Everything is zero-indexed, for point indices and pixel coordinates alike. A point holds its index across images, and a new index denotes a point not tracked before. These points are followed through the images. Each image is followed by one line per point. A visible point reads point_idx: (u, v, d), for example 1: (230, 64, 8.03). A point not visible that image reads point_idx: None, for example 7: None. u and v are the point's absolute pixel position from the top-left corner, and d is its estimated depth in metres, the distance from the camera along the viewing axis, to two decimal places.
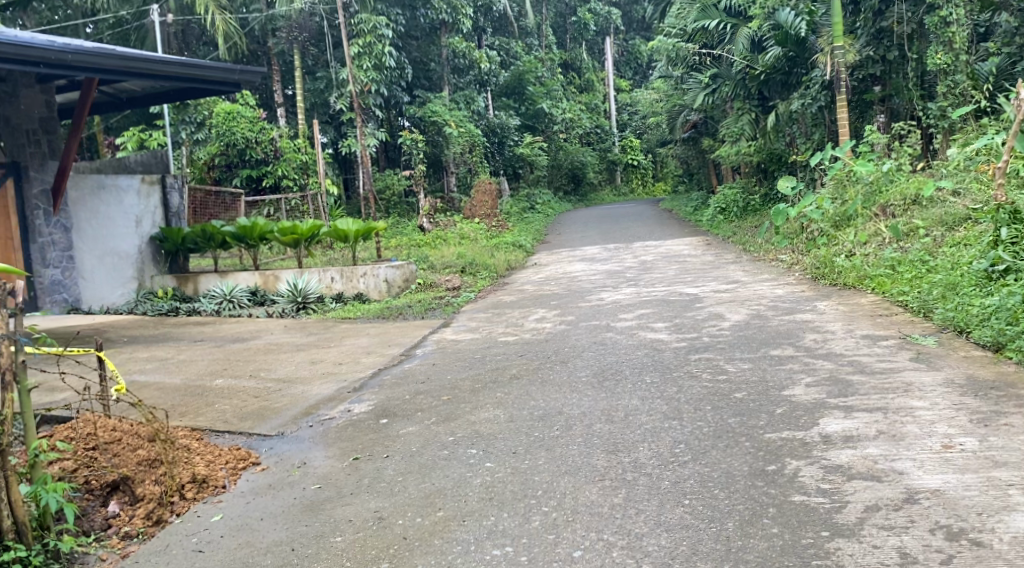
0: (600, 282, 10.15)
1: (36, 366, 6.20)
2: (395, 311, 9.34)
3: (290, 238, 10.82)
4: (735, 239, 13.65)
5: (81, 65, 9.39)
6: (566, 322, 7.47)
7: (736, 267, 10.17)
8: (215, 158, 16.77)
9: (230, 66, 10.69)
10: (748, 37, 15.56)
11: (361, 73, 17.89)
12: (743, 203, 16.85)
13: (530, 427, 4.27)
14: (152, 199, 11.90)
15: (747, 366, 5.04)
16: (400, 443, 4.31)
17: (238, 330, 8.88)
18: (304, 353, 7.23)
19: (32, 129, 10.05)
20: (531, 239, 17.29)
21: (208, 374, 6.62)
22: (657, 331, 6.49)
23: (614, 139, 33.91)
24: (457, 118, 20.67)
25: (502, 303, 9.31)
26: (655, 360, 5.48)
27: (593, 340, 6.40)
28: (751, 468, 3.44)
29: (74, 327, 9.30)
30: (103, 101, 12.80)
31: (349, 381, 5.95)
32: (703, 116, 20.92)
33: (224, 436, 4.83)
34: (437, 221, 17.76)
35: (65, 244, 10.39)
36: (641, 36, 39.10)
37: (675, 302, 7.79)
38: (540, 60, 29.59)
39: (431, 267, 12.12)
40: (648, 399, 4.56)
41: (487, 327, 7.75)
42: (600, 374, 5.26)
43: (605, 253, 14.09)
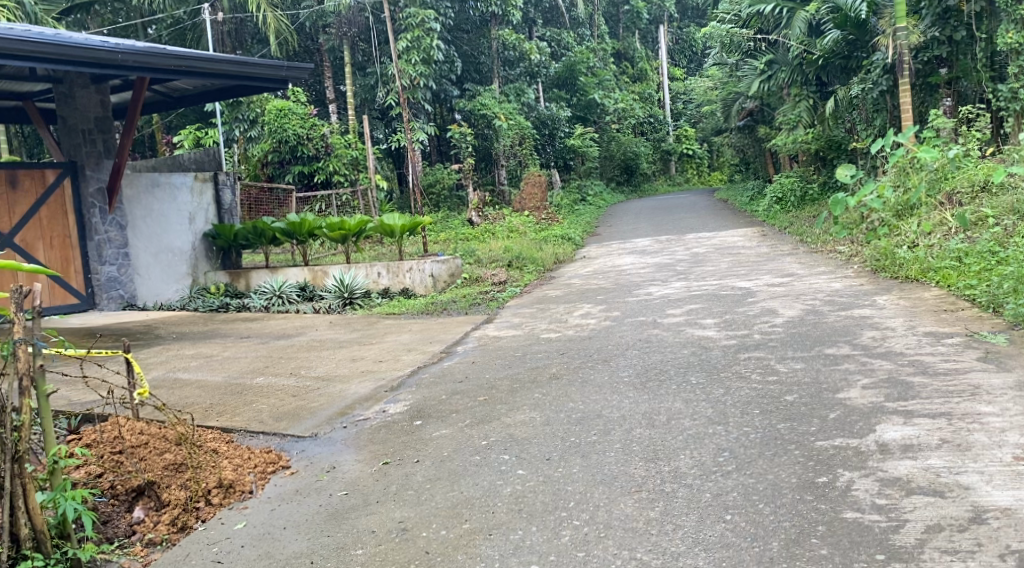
0: (649, 276, 9.88)
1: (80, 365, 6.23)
2: (439, 307, 9.22)
3: (337, 234, 10.76)
4: (792, 229, 13.22)
5: (133, 64, 9.41)
6: (611, 318, 7.24)
7: (791, 260, 9.79)
8: (268, 155, 16.82)
9: (277, 63, 10.64)
10: (806, 21, 14.86)
11: (409, 68, 17.85)
12: (801, 193, 16.35)
13: (566, 431, 4.08)
14: (206, 196, 11.85)
15: (800, 366, 4.76)
16: (432, 447, 4.17)
17: (284, 327, 8.86)
18: (345, 350, 7.14)
19: (89, 129, 10.10)
20: (581, 232, 17.06)
21: (248, 372, 6.57)
22: (706, 327, 6.22)
23: (667, 129, 33.41)
24: (507, 110, 20.54)
25: (548, 298, 9.12)
26: (703, 359, 5.23)
27: (638, 338, 6.16)
28: (800, 480, 3.20)
29: (125, 324, 9.40)
30: (155, 99, 12.91)
31: (387, 380, 5.83)
32: (758, 104, 20.42)
33: (258, 437, 4.75)
34: (487, 214, 17.64)
35: (121, 241, 10.46)
36: (696, 23, 38.33)
37: (726, 297, 7.49)
38: (592, 50, 29.23)
39: (478, 261, 11.98)
40: (692, 402, 4.32)
41: (531, 323, 7.56)
42: (644, 373, 5.03)
43: (656, 246, 13.78)
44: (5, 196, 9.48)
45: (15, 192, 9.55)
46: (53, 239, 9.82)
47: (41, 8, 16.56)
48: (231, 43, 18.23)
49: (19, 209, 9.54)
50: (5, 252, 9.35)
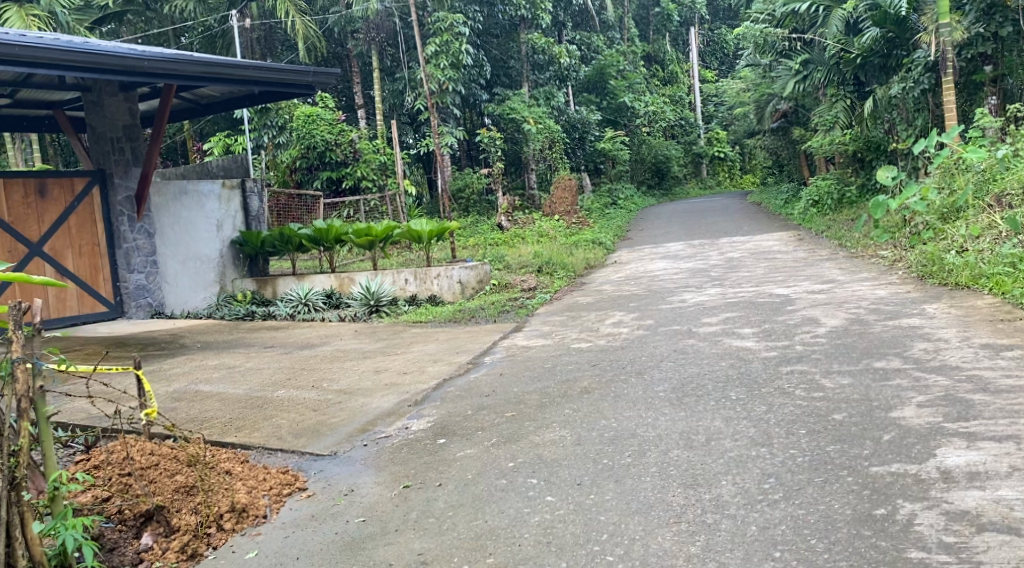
0: (683, 282, 9.58)
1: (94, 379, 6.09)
2: (467, 315, 9.00)
3: (364, 240, 10.62)
4: (830, 233, 12.82)
5: (160, 72, 9.29)
6: (644, 327, 6.96)
7: (831, 265, 9.43)
8: (296, 161, 16.72)
9: (304, 69, 10.49)
10: (843, 20, 14.55)
11: (437, 72, 17.70)
12: (838, 195, 15.94)
13: (598, 452, 3.84)
14: (233, 203, 11.72)
15: (848, 382, 4.45)
16: (456, 469, 3.95)
17: (309, 336, 8.70)
18: (369, 361, 6.94)
19: (117, 137, 10.03)
20: (612, 236, 16.78)
21: (270, 384, 6.40)
22: (744, 337, 5.93)
23: (699, 132, 32.96)
24: (536, 114, 20.32)
25: (578, 305, 8.86)
26: (743, 372, 4.94)
27: (673, 349, 5.88)
28: (855, 512, 2.93)
29: (151, 333, 9.30)
30: (184, 106, 12.85)
31: (411, 393, 5.62)
32: (793, 105, 20.00)
33: (276, 455, 4.56)
34: (516, 219, 17.43)
35: (149, 249, 10.39)
36: (728, 24, 37.84)
37: (764, 305, 7.18)
38: (623, 52, 28.95)
39: (507, 267, 11.75)
40: (732, 420, 4.05)
41: (560, 332, 7.31)
42: (681, 388, 4.76)
43: (690, 250, 13.46)
44: (34, 204, 9.38)
45: (43, 200, 9.45)
46: (82, 247, 9.74)
47: (74, 18, 16.65)
48: (260, 50, 18.24)
49: (48, 217, 9.47)
50: (34, 261, 9.30)
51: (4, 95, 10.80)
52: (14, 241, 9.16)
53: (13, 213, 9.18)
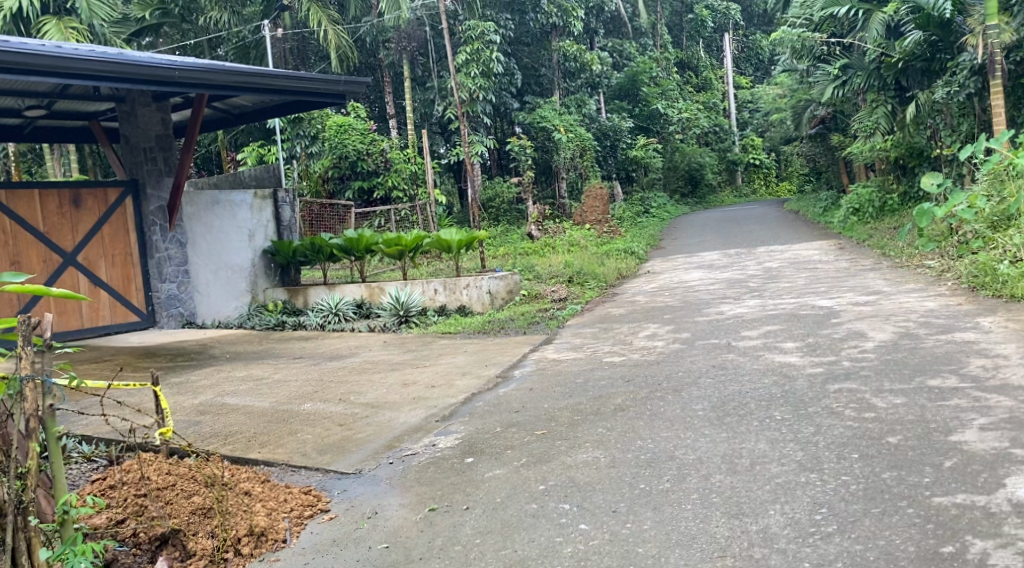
0: (720, 293, 9.30)
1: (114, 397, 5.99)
2: (497, 326, 8.81)
3: (394, 250, 10.50)
4: (872, 242, 12.45)
5: (193, 81, 9.22)
6: (681, 340, 6.72)
7: (873, 275, 9.11)
8: (328, 170, 16.61)
9: (335, 78, 10.40)
10: (884, 23, 14.48)
11: (468, 81, 17.61)
12: (879, 204, 15.55)
13: (635, 475, 3.64)
14: (265, 213, 11.52)
15: (901, 401, 4.19)
16: (484, 491, 3.75)
17: (338, 347, 8.56)
18: (397, 374, 6.77)
19: (150, 146, 9.99)
20: (645, 245, 16.54)
21: (297, 396, 6.25)
22: (787, 352, 5.67)
23: (733, 139, 32.52)
24: (568, 122, 20.14)
25: (611, 317, 8.64)
26: (787, 391, 4.69)
27: (712, 364, 5.64)
28: (919, 549, 2.70)
29: (181, 343, 9.23)
30: (216, 116, 12.84)
31: (440, 408, 5.45)
32: (831, 111, 19.63)
33: (299, 473, 4.41)
34: (547, 227, 17.25)
35: (181, 259, 10.27)
36: (762, 30, 37.41)
37: (806, 317, 6.91)
38: (656, 59, 28.71)
39: (537, 277, 11.55)
40: (778, 443, 3.82)
41: (593, 345, 7.09)
42: (721, 408, 4.53)
43: (726, 260, 13.16)
44: (69, 214, 9.39)
45: (78, 210, 9.45)
46: (114, 257, 9.76)
47: (111, 30, 16.79)
48: (293, 60, 18.29)
49: (82, 226, 9.47)
50: (68, 271, 9.31)
51: (40, 106, 10.85)
52: (49, 251, 9.18)
53: (48, 223, 9.20)
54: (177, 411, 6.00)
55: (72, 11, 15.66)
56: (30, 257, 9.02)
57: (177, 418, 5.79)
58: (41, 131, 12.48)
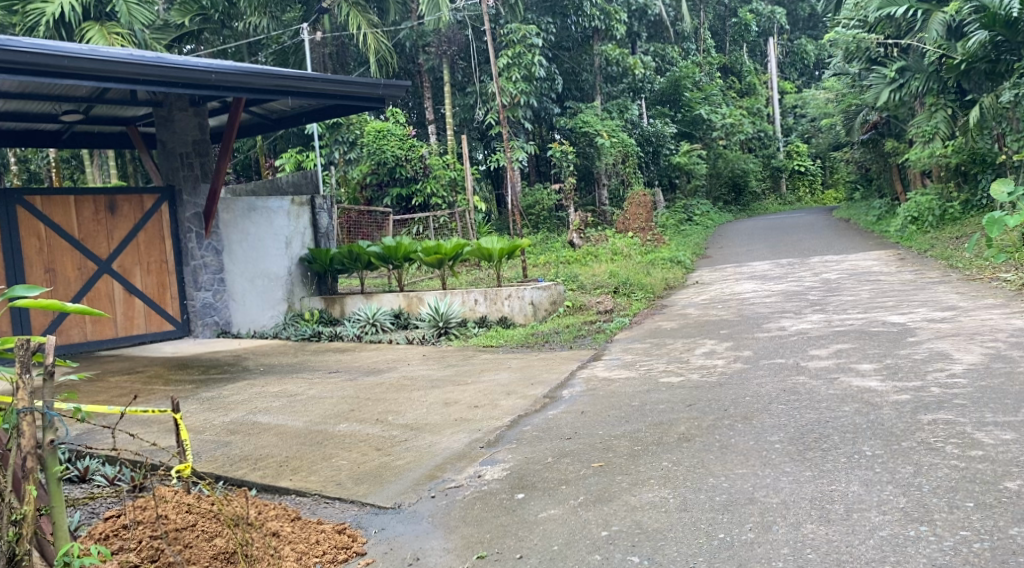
0: (778, 306, 8.78)
1: (129, 424, 5.61)
2: (541, 339, 8.40)
3: (434, 259, 10.11)
4: (935, 253, 11.82)
5: (229, 85, 8.92)
6: (743, 359, 6.24)
7: (944, 289, 8.53)
8: (367, 177, 16.39)
9: (375, 81, 10.01)
10: (944, 23, 13.98)
11: (510, 85, 17.29)
12: (940, 212, 14.87)
13: (711, 522, 3.22)
14: (303, 220, 11.12)
15: (1011, 437, 3.69)
16: (539, 536, 3.33)
17: (375, 360, 8.20)
18: (438, 392, 6.38)
19: (187, 152, 9.74)
20: (691, 254, 16.00)
21: (332, 415, 5.88)
22: (865, 376, 5.19)
23: (778, 145, 31.77)
24: (610, 127, 19.75)
25: (662, 331, 8.17)
26: (873, 421, 4.20)
27: (781, 388, 5.17)
28: None
29: (215, 353, 8.95)
30: (256, 122, 12.59)
31: (484, 432, 5.04)
32: (884, 116, 18.96)
33: (333, 506, 4.04)
34: (589, 235, 16.82)
35: (218, 266, 9.96)
36: (807, 35, 36.53)
37: (879, 335, 6.39)
38: (698, 64, 28.12)
39: (581, 287, 11.11)
40: (874, 486, 3.34)
41: (646, 363, 6.62)
42: (800, 441, 4.06)
43: (779, 270, 12.61)
44: (105, 220, 9.17)
45: (113, 217, 9.23)
46: (150, 265, 9.53)
47: (152, 37, 16.74)
48: (332, 65, 18.08)
49: (118, 235, 9.25)
50: (103, 279, 9.10)
51: (79, 111, 10.69)
52: (84, 258, 8.98)
53: (84, 230, 9.00)
54: (206, 430, 5.66)
55: (115, 17, 15.61)
56: (65, 265, 8.83)
57: (206, 438, 5.45)
58: (80, 136, 12.35)
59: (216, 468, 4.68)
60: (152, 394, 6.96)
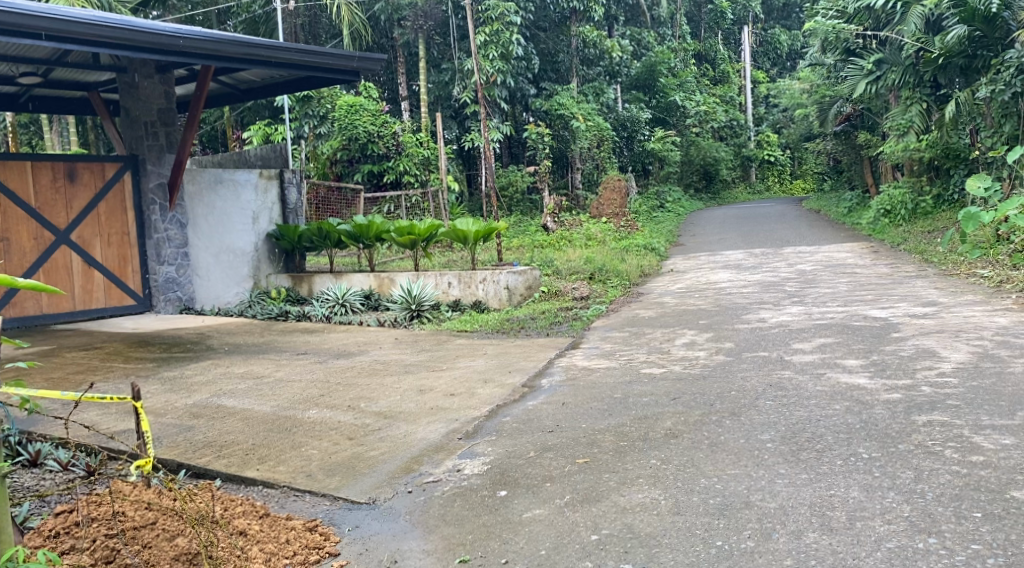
0: (756, 297, 8.68)
1: (81, 406, 5.31)
2: (517, 326, 8.20)
3: (407, 239, 9.84)
4: (909, 247, 11.85)
5: (197, 52, 8.53)
6: (725, 351, 6.11)
7: (922, 284, 8.49)
8: (337, 153, 15.91)
9: (349, 53, 9.67)
10: (922, 16, 13.68)
11: (486, 63, 17.04)
12: (912, 206, 14.99)
13: (707, 529, 3.06)
14: (270, 194, 10.78)
15: (1011, 443, 3.59)
16: (525, 538, 3.16)
17: (346, 342, 7.95)
18: (411, 378, 6.18)
19: (152, 120, 9.34)
20: (665, 242, 15.91)
21: (301, 401, 5.64)
22: (853, 372, 5.08)
23: (749, 134, 31.76)
24: (585, 111, 19.55)
25: (640, 319, 8.02)
26: (867, 422, 4.08)
27: (767, 383, 5.04)
28: None
29: (178, 330, 8.62)
30: (224, 91, 12.17)
31: (461, 423, 4.84)
32: (859, 107, 19.00)
33: (304, 500, 3.83)
34: (563, 220, 16.66)
35: (181, 240, 9.61)
36: (781, 24, 36.59)
37: (862, 330, 6.30)
38: (673, 50, 28.00)
39: (556, 272, 10.93)
40: (874, 491, 3.21)
41: (626, 352, 6.46)
42: (793, 440, 3.91)
43: (753, 260, 12.54)
44: (63, 188, 8.76)
45: (73, 185, 8.82)
46: (111, 237, 9.12)
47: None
48: (303, 36, 17.60)
49: (77, 205, 8.84)
50: (61, 250, 8.71)
51: (37, 73, 10.24)
52: (41, 228, 8.57)
53: (41, 198, 8.58)
54: (167, 413, 5.38)
55: None
56: (20, 234, 8.42)
57: (167, 421, 5.18)
58: (39, 101, 11.86)
59: (178, 455, 4.41)
60: (109, 372, 6.65)
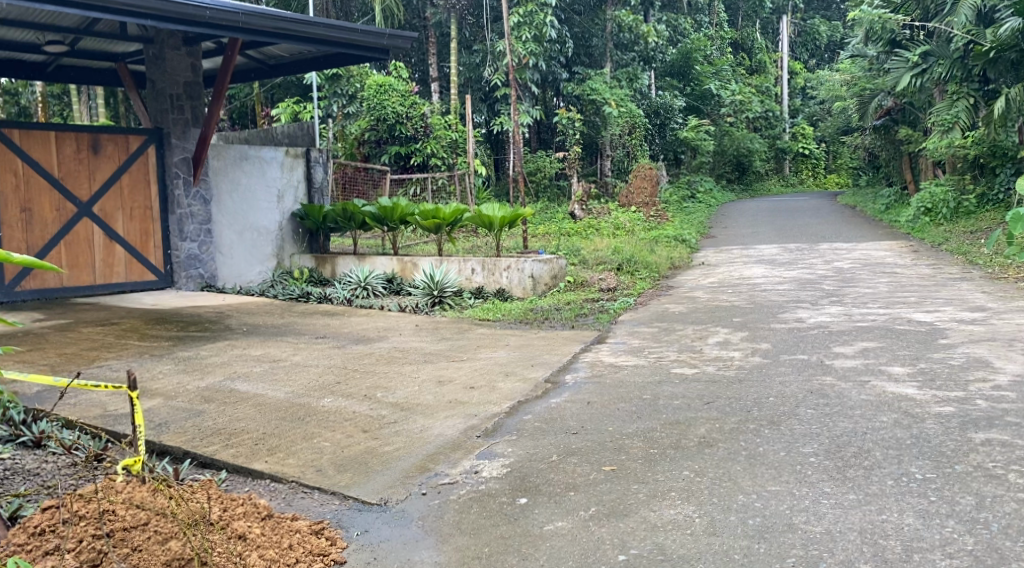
0: (793, 295, 8.34)
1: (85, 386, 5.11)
2: (541, 316, 7.94)
3: (431, 223, 9.57)
4: (951, 247, 11.41)
5: (224, 23, 8.28)
6: (761, 352, 5.81)
7: (967, 287, 8.11)
8: (365, 133, 15.75)
9: (379, 31, 9.36)
10: (974, 7, 13.35)
11: (519, 45, 16.75)
12: (954, 204, 14.52)
13: (746, 554, 2.79)
14: (296, 172, 10.57)
15: None
16: (546, 555, 2.91)
17: (366, 327, 7.73)
18: (431, 368, 5.94)
19: (178, 94, 9.14)
20: (695, 233, 15.53)
21: (317, 388, 5.42)
22: (900, 381, 4.77)
23: (784, 126, 31.09)
24: (618, 96, 19.13)
25: (670, 314, 7.72)
26: (918, 437, 3.77)
27: (808, 390, 4.73)
28: None
29: (197, 308, 8.45)
30: (251, 66, 11.95)
31: (481, 419, 4.60)
32: (901, 101, 18.41)
33: (312, 498, 3.61)
34: (591, 208, 16.34)
35: (204, 217, 9.42)
36: (821, 15, 35.78)
37: (907, 335, 5.97)
38: (709, 38, 27.43)
39: (583, 262, 10.64)
40: (933, 519, 2.92)
41: (655, 350, 6.17)
42: (838, 455, 3.62)
43: (787, 255, 12.16)
44: (87, 160, 8.60)
45: (96, 157, 8.65)
46: (133, 210, 8.95)
47: None
48: (335, 13, 17.33)
49: (99, 177, 8.67)
50: (83, 222, 8.56)
51: (63, 43, 10.10)
52: (64, 199, 8.43)
53: (64, 169, 8.43)
54: (179, 396, 5.18)
55: None
56: (43, 205, 8.29)
57: (177, 404, 4.97)
58: (66, 70, 11.73)
59: (184, 441, 4.20)
60: (124, 350, 6.48)
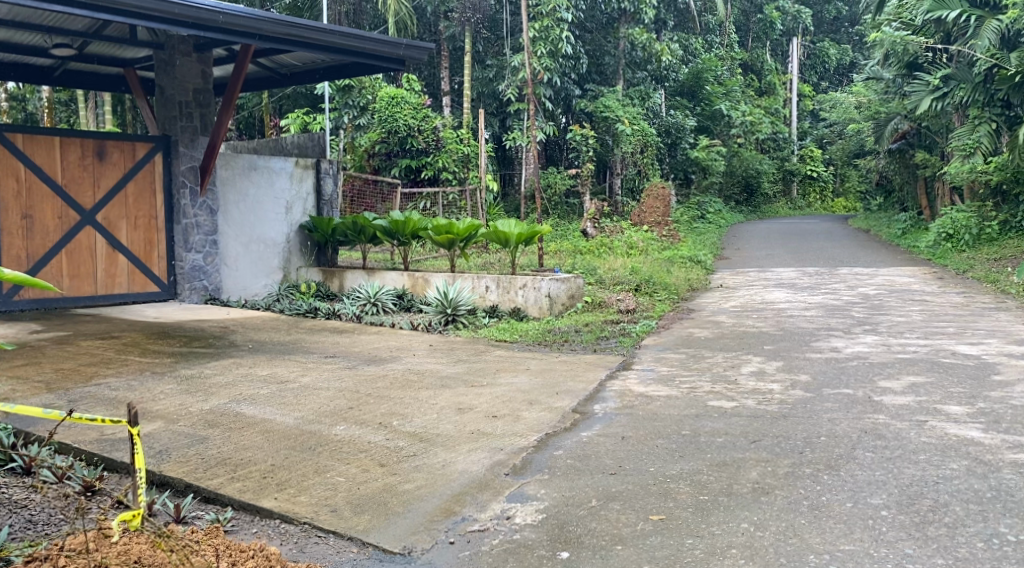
0: (823, 322, 7.99)
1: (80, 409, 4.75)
2: (560, 339, 7.58)
3: (444, 238, 9.20)
4: (978, 275, 11.06)
5: (236, 29, 7.94)
6: (802, 385, 5.45)
7: (1005, 317, 7.78)
8: (375, 145, 15.47)
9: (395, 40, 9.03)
10: (998, 31, 12.91)
11: (535, 59, 16.54)
12: (977, 230, 14.20)
13: None
14: (305, 184, 10.26)
15: None
16: None
17: (377, 347, 7.37)
18: (450, 393, 5.58)
19: (187, 101, 8.86)
20: (709, 254, 15.19)
21: (328, 413, 5.06)
22: (962, 421, 4.42)
23: (793, 148, 30.83)
24: (631, 114, 18.84)
25: (696, 340, 7.35)
26: (999, 489, 3.41)
27: (861, 429, 4.37)
28: None
29: (201, 322, 8.09)
30: (262, 74, 11.65)
31: (509, 454, 4.23)
32: (919, 125, 18.07)
33: (327, 543, 3.26)
34: (603, 226, 16.02)
35: (210, 227, 9.08)
36: (831, 38, 35.64)
37: (956, 369, 5.61)
38: (720, 58, 27.18)
39: (600, 281, 10.28)
40: None
41: (687, 379, 5.81)
42: (912, 509, 3.26)
43: (808, 279, 11.81)
44: (91, 166, 8.29)
45: (101, 164, 8.33)
46: (137, 220, 8.61)
47: None
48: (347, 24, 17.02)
49: (103, 184, 8.35)
50: (85, 231, 8.23)
51: (71, 46, 9.80)
52: (66, 207, 8.10)
53: (67, 176, 8.11)
54: (181, 419, 4.83)
55: None
56: (45, 212, 7.96)
57: (180, 429, 4.61)
58: (73, 75, 11.43)
59: (186, 472, 3.84)
60: (123, 366, 6.13)
